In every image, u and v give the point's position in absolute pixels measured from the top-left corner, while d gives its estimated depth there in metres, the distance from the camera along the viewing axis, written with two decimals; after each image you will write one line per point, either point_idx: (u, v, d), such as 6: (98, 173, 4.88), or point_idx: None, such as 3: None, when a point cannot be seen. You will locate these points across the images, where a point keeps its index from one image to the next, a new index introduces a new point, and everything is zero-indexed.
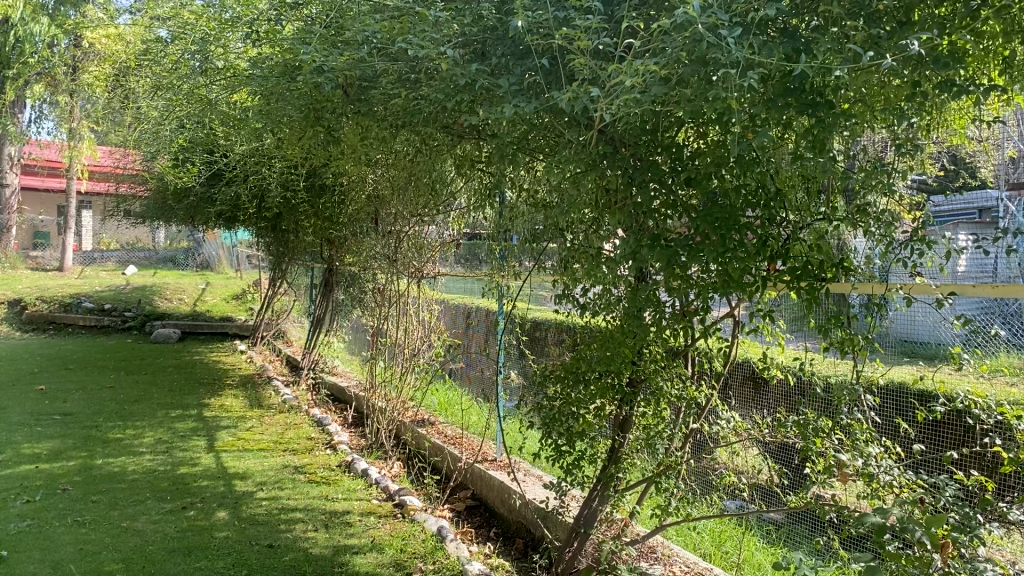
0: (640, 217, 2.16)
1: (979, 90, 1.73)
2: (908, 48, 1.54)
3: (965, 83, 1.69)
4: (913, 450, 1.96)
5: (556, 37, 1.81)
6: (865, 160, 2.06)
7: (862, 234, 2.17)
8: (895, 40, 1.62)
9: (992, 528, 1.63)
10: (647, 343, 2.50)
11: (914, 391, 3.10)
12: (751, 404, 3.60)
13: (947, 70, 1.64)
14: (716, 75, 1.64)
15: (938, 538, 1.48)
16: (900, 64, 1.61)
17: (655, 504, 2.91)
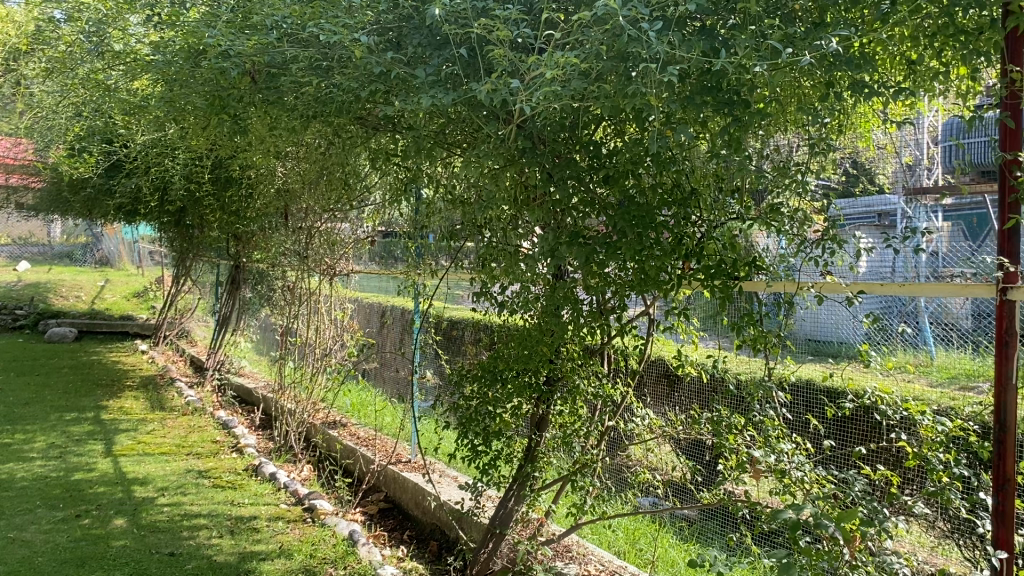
0: (559, 215, 2.17)
1: (888, 91, 1.80)
2: (824, 48, 1.59)
3: (875, 84, 1.76)
4: (823, 447, 2.01)
5: (475, 26, 1.78)
6: (778, 160, 2.11)
7: (770, 232, 2.23)
8: (811, 39, 1.67)
9: (898, 521, 1.68)
10: (564, 340, 2.52)
11: (821, 389, 3.21)
12: (664, 401, 3.58)
13: (859, 70, 1.70)
14: (637, 68, 1.64)
15: (848, 533, 1.53)
16: (815, 64, 1.66)
17: (570, 504, 2.92)
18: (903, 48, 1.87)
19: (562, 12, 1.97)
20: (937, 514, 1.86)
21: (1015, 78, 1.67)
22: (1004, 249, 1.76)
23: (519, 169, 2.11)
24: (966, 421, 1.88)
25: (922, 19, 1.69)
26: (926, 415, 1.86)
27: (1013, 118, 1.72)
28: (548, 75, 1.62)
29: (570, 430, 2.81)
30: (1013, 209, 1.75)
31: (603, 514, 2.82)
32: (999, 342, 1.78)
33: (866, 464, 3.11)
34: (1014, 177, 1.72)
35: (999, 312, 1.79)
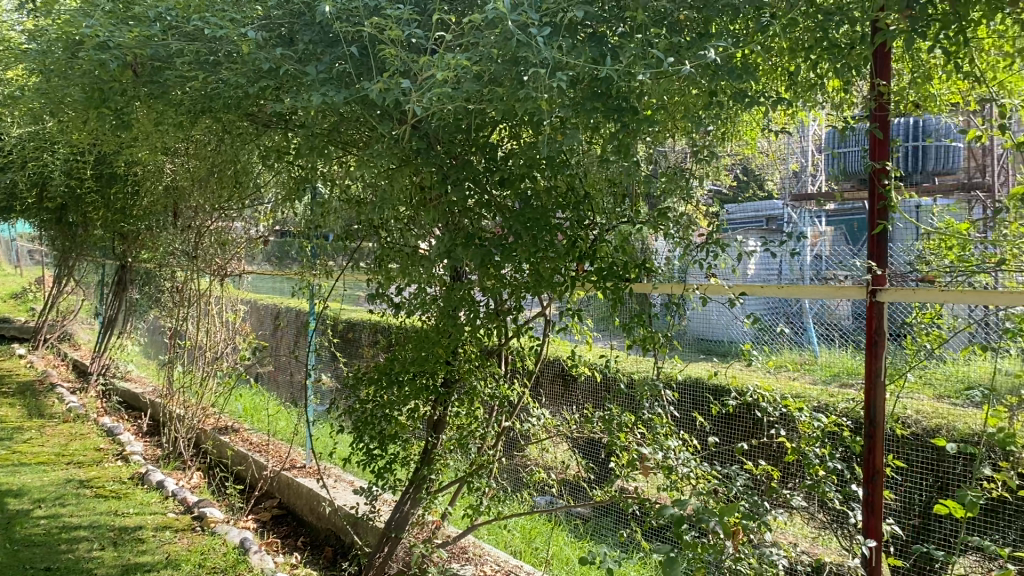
0: (454, 216, 2.17)
1: (767, 101, 1.88)
2: (705, 58, 1.65)
3: (755, 94, 1.83)
4: (708, 443, 2.07)
5: (366, 25, 1.77)
6: (665, 166, 2.18)
7: (662, 238, 2.24)
8: (694, 49, 1.74)
9: (777, 514, 1.76)
10: (459, 341, 2.52)
11: (708, 387, 3.29)
12: (559, 400, 3.51)
13: (741, 81, 1.77)
14: (527, 74, 1.66)
15: (729, 527, 1.59)
16: (698, 74, 1.73)
17: (465, 505, 2.92)
18: (782, 61, 1.96)
19: (455, 14, 1.98)
20: (814, 506, 1.95)
21: (883, 91, 1.80)
22: (873, 252, 1.87)
23: (414, 169, 2.08)
24: (839, 417, 1.98)
25: (801, 32, 1.80)
26: (804, 412, 1.93)
27: (882, 129, 1.83)
28: (439, 77, 1.62)
29: (466, 432, 2.81)
30: (882, 216, 1.85)
31: (498, 514, 2.83)
32: (870, 342, 1.89)
33: (749, 459, 3.21)
34: (882, 185, 1.82)
35: (869, 313, 1.90)
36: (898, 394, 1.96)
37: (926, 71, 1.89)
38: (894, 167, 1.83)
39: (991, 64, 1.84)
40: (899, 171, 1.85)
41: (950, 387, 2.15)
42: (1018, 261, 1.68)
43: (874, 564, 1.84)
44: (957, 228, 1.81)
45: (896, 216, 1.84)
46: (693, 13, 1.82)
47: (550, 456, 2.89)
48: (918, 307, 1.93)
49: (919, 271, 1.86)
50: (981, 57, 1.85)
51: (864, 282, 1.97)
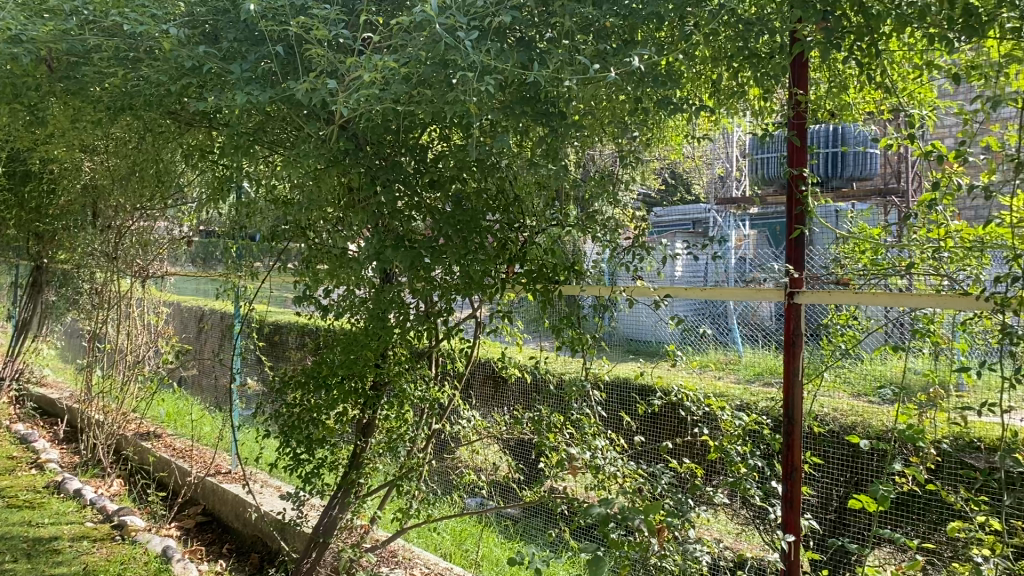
0: (382, 216, 2.14)
1: (689, 108, 1.93)
2: (630, 65, 1.69)
3: (678, 101, 1.88)
4: (634, 443, 2.11)
5: (292, 24, 1.75)
6: (593, 171, 2.21)
7: (591, 240, 2.25)
8: (619, 57, 1.77)
9: (700, 511, 1.80)
10: (388, 344, 2.47)
11: (634, 388, 3.35)
12: (490, 403, 3.65)
13: (664, 88, 1.82)
14: (456, 76, 1.67)
15: (653, 525, 1.61)
16: (624, 80, 1.76)
17: (395, 508, 2.91)
18: (707, 69, 2.02)
19: (382, 15, 1.97)
20: (736, 502, 1.98)
21: (800, 99, 1.85)
22: (791, 257, 1.92)
23: (342, 170, 2.05)
24: (760, 417, 2.04)
25: (721, 40, 1.87)
26: (726, 411, 2.00)
27: (799, 137, 1.89)
28: (366, 78, 1.61)
29: (394, 435, 2.80)
30: (800, 221, 1.90)
31: (428, 517, 2.83)
32: (788, 342, 1.94)
33: (675, 459, 3.27)
34: (800, 190, 1.87)
35: (787, 314, 1.95)
36: (816, 393, 2.03)
37: (841, 81, 1.96)
38: (811, 173, 1.89)
39: (902, 75, 1.91)
40: (814, 177, 1.90)
41: (866, 385, 2.22)
42: (925, 264, 1.76)
43: (792, 559, 1.88)
44: (869, 233, 1.86)
45: (811, 221, 1.90)
46: (619, 20, 1.86)
47: (479, 458, 2.90)
48: (834, 309, 2.00)
49: (834, 274, 1.93)
50: (893, 68, 1.92)
51: (781, 285, 2.01)
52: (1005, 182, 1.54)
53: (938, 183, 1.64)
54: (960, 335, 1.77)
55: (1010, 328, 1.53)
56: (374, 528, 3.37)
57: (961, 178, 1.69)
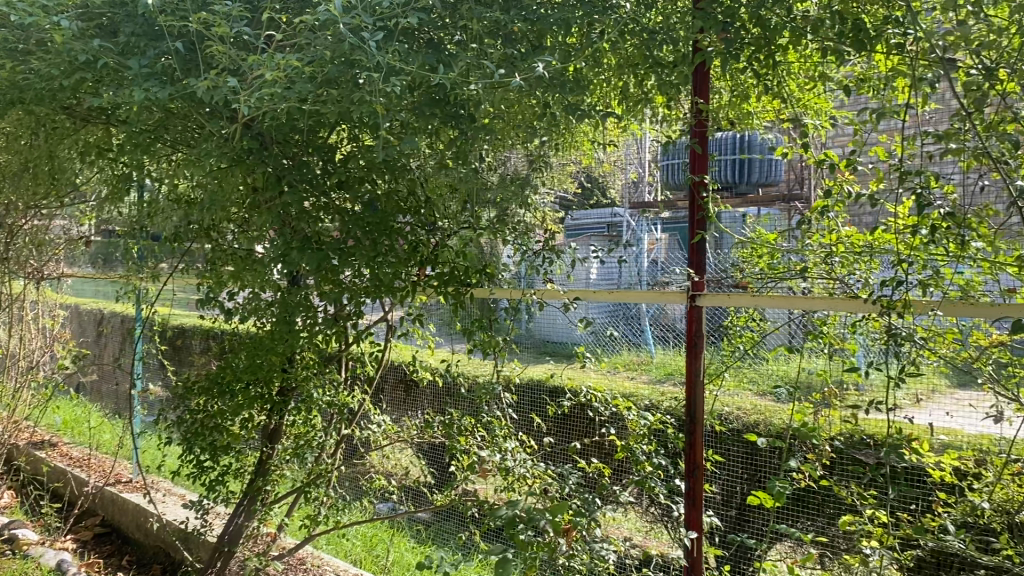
0: (290, 217, 2.08)
1: (596, 114, 1.96)
2: (535, 70, 1.72)
3: (585, 106, 1.92)
4: (543, 444, 2.13)
5: (192, 20, 1.70)
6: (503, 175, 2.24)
7: (506, 244, 2.22)
8: (525, 61, 1.80)
9: (606, 510, 1.83)
10: (296, 348, 2.42)
11: (545, 391, 3.37)
12: (401, 407, 3.60)
13: (571, 93, 1.86)
14: (361, 77, 1.67)
15: (558, 525, 1.65)
16: (528, 85, 1.80)
17: (303, 515, 2.86)
18: (613, 77, 2.06)
19: (287, 14, 1.94)
20: (644, 500, 2.01)
21: (702, 109, 1.86)
22: (692, 261, 1.97)
23: (246, 170, 2.01)
24: (664, 417, 2.08)
25: (626, 49, 1.92)
26: (632, 411, 2.04)
27: (700, 144, 1.93)
28: (269, 76, 1.58)
29: (302, 441, 2.76)
30: (701, 226, 1.96)
31: (338, 523, 2.79)
32: (690, 343, 2.00)
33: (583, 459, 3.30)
34: (701, 197, 1.93)
35: (689, 316, 2.00)
36: (717, 392, 2.09)
37: (743, 91, 2.02)
38: (711, 180, 1.94)
39: (799, 85, 1.98)
40: (715, 184, 1.96)
41: (770, 385, 2.28)
42: (819, 269, 1.83)
43: (695, 555, 1.93)
44: (766, 238, 1.92)
45: (712, 226, 1.95)
46: (526, 25, 1.89)
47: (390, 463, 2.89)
48: (734, 309, 2.06)
49: (734, 277, 2.00)
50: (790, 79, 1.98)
51: (685, 289, 2.04)
52: (890, 190, 1.61)
53: (828, 191, 1.71)
54: (851, 336, 1.84)
55: (893, 329, 1.61)
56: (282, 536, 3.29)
57: (850, 186, 1.77)
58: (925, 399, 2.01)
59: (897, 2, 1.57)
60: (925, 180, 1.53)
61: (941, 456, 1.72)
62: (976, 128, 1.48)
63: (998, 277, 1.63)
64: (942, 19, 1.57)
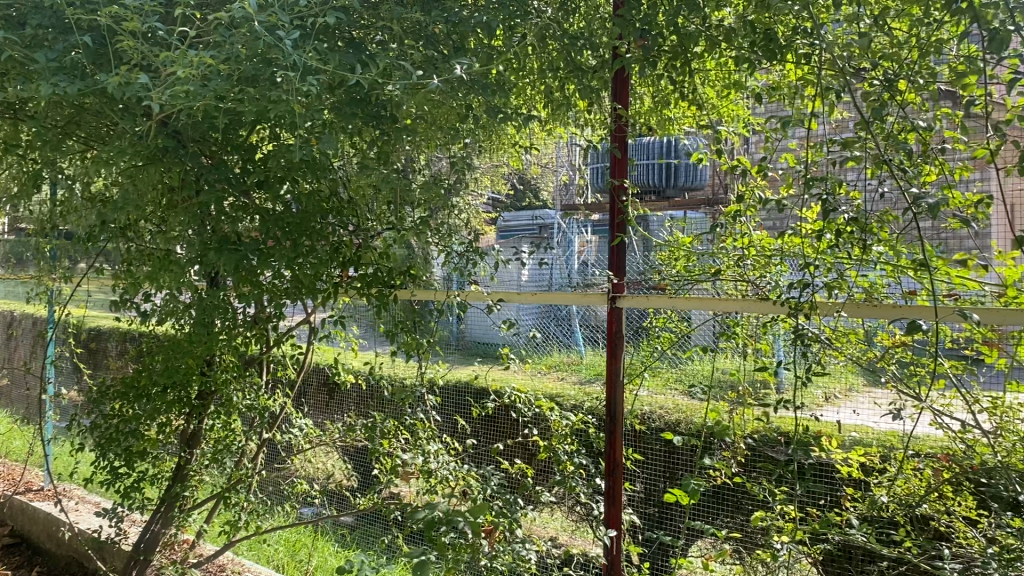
0: (207, 217, 2.02)
1: (519, 116, 1.98)
2: (454, 72, 1.72)
3: (508, 109, 1.94)
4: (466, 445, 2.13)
5: (102, 14, 1.65)
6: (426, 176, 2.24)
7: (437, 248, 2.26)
8: (445, 63, 1.81)
9: (527, 511, 1.85)
10: (215, 351, 2.36)
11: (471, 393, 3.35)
12: (322, 412, 3.48)
13: (492, 96, 1.87)
14: (277, 76, 1.64)
15: (478, 528, 1.65)
16: (448, 87, 1.79)
17: (223, 521, 2.81)
18: (537, 81, 2.09)
19: (203, 9, 1.90)
20: (566, 501, 2.08)
21: (621, 113, 1.93)
22: (612, 264, 2.02)
23: (161, 168, 1.96)
24: (587, 417, 2.12)
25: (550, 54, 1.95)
26: (555, 412, 2.05)
27: (620, 149, 1.98)
28: (181, 74, 1.55)
29: (221, 446, 2.70)
30: (621, 229, 2.00)
31: (258, 528, 2.74)
32: (611, 344, 2.06)
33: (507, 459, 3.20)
34: (621, 201, 1.97)
35: (610, 317, 2.07)
36: (638, 392, 2.15)
37: (663, 96, 2.05)
38: (630, 185, 2.00)
39: (715, 92, 2.03)
40: (634, 189, 2.01)
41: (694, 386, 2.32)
42: (732, 271, 1.88)
43: (614, 552, 1.97)
44: (682, 241, 1.97)
45: (632, 229, 2.00)
46: (447, 28, 1.90)
47: (312, 466, 2.88)
48: (653, 312, 2.11)
49: (653, 279, 2.05)
50: (707, 87, 2.03)
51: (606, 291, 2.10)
52: (799, 195, 1.68)
53: (741, 196, 1.77)
54: (764, 336, 1.92)
55: (800, 329, 1.65)
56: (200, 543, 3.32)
57: (760, 192, 1.84)
58: (839, 398, 2.06)
59: (804, 14, 1.63)
60: (832, 186, 1.58)
61: (849, 452, 1.80)
62: (878, 137, 1.53)
63: (900, 279, 1.70)
64: (845, 31, 1.64)
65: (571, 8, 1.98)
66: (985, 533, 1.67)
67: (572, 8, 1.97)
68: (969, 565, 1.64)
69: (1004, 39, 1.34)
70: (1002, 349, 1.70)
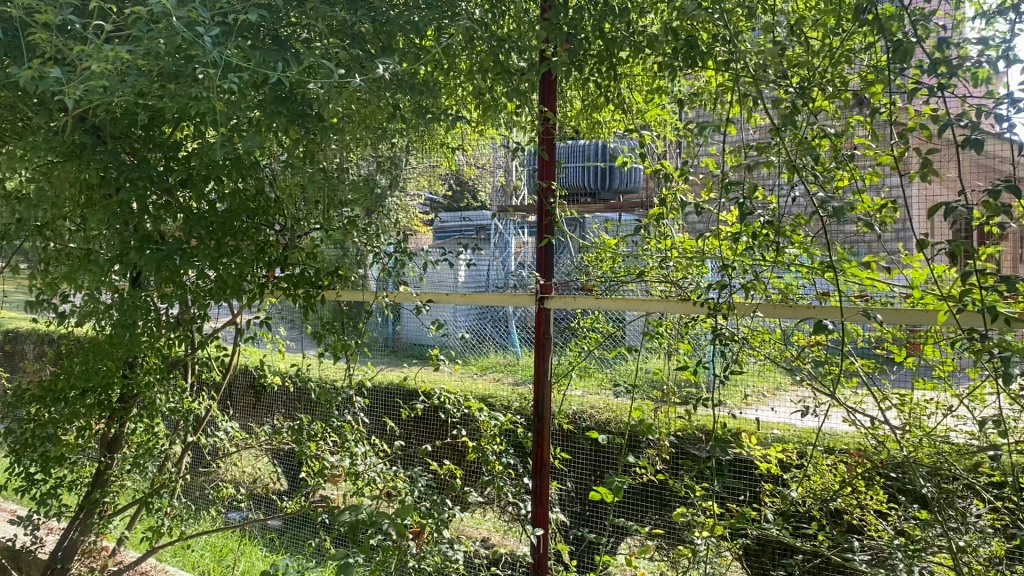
0: (127, 216, 1.98)
1: (447, 116, 1.98)
2: (378, 71, 1.72)
3: (437, 109, 1.94)
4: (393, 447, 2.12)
5: (12, 5, 1.60)
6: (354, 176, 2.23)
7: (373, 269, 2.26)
8: (371, 62, 1.81)
9: (454, 511, 1.85)
10: (136, 353, 2.30)
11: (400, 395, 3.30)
12: (247, 415, 3.46)
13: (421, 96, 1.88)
14: (197, 72, 1.61)
15: (402, 529, 1.63)
16: (374, 85, 1.79)
17: (145, 527, 2.74)
18: (465, 82, 2.10)
19: (121, 3, 1.86)
20: (495, 501, 2.09)
21: (547, 116, 1.98)
22: (540, 265, 2.06)
23: (78, 165, 1.90)
24: (514, 417, 2.14)
25: (478, 56, 1.96)
26: (483, 412, 2.07)
27: (548, 151, 2.02)
28: (95, 68, 1.51)
29: (143, 450, 2.65)
30: (548, 231, 2.06)
31: (182, 534, 2.68)
32: (540, 344, 2.09)
33: (435, 459, 3.11)
34: (549, 203, 2.03)
35: (539, 318, 2.10)
36: (567, 392, 2.18)
37: (591, 100, 2.05)
38: (558, 186, 2.04)
39: (640, 95, 2.04)
40: (562, 191, 2.06)
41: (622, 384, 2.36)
42: (656, 272, 1.92)
43: (541, 550, 1.99)
44: (608, 242, 2.01)
45: (559, 230, 2.06)
46: (373, 27, 1.89)
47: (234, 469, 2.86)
48: (581, 311, 2.15)
49: (580, 280, 2.08)
50: (632, 90, 2.06)
51: (534, 291, 2.13)
52: (717, 200, 1.74)
53: (664, 200, 1.81)
54: (685, 336, 1.93)
55: (719, 329, 1.70)
56: (120, 550, 3.29)
57: (683, 194, 1.88)
58: (762, 397, 2.11)
59: (723, 22, 1.67)
60: (749, 190, 1.62)
61: (766, 449, 1.86)
62: (792, 143, 1.58)
63: (814, 280, 1.73)
64: (761, 39, 1.69)
65: (501, 10, 1.98)
66: (894, 525, 1.73)
67: (503, 10, 1.99)
68: (878, 557, 1.71)
69: (907, 49, 1.40)
70: (911, 347, 1.76)
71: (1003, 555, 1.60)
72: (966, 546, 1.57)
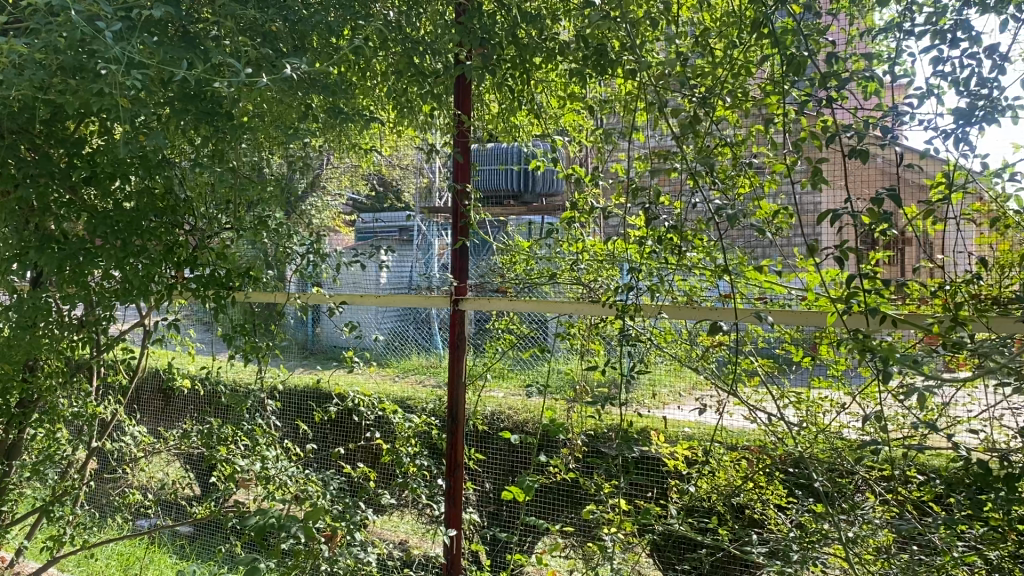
0: (28, 214, 1.91)
1: (360, 117, 1.98)
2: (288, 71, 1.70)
3: (349, 109, 1.92)
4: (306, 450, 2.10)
5: None
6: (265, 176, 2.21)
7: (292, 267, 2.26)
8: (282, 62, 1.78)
9: (366, 513, 1.83)
10: (36, 355, 2.22)
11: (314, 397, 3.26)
12: (157, 418, 3.40)
13: (333, 96, 1.86)
14: (98, 67, 1.56)
15: (312, 532, 1.62)
16: (284, 85, 1.77)
17: (45, 536, 2.64)
18: (380, 83, 2.10)
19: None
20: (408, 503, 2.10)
21: (462, 119, 2.04)
22: (455, 267, 2.08)
23: None
24: (429, 418, 2.15)
25: (393, 57, 1.96)
26: (397, 415, 2.08)
27: (463, 154, 2.07)
28: None
29: (43, 456, 2.57)
30: (463, 233, 2.08)
31: (85, 542, 2.59)
32: (454, 346, 2.11)
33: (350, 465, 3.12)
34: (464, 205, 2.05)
35: (454, 320, 2.11)
36: (481, 393, 2.20)
37: (509, 107, 2.05)
38: (473, 189, 2.07)
39: (553, 101, 2.07)
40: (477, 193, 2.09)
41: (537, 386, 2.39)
42: (568, 275, 1.96)
43: (454, 551, 2.01)
44: (521, 244, 2.03)
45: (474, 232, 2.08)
46: (285, 26, 1.87)
47: (142, 475, 2.78)
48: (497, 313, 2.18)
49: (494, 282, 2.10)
50: (546, 95, 2.09)
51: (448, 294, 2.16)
52: (627, 204, 1.79)
53: (575, 203, 1.85)
54: (595, 337, 1.97)
55: (626, 330, 1.75)
56: (20, 560, 3.19)
57: (595, 199, 1.92)
58: (667, 397, 2.18)
59: (632, 32, 1.71)
60: (655, 196, 1.67)
61: (673, 447, 1.90)
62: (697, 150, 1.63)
63: (716, 283, 1.81)
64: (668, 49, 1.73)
65: (415, 13, 1.99)
66: (792, 518, 1.81)
67: (418, 12, 1.99)
68: (778, 551, 1.77)
69: (801, 63, 1.46)
70: (808, 347, 1.84)
71: (890, 545, 1.68)
72: (856, 537, 1.65)
